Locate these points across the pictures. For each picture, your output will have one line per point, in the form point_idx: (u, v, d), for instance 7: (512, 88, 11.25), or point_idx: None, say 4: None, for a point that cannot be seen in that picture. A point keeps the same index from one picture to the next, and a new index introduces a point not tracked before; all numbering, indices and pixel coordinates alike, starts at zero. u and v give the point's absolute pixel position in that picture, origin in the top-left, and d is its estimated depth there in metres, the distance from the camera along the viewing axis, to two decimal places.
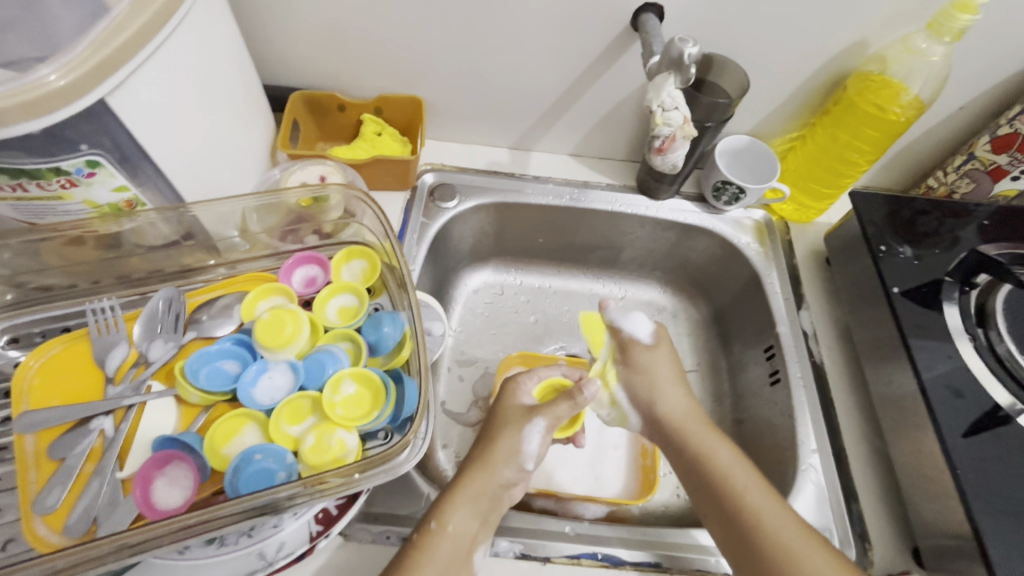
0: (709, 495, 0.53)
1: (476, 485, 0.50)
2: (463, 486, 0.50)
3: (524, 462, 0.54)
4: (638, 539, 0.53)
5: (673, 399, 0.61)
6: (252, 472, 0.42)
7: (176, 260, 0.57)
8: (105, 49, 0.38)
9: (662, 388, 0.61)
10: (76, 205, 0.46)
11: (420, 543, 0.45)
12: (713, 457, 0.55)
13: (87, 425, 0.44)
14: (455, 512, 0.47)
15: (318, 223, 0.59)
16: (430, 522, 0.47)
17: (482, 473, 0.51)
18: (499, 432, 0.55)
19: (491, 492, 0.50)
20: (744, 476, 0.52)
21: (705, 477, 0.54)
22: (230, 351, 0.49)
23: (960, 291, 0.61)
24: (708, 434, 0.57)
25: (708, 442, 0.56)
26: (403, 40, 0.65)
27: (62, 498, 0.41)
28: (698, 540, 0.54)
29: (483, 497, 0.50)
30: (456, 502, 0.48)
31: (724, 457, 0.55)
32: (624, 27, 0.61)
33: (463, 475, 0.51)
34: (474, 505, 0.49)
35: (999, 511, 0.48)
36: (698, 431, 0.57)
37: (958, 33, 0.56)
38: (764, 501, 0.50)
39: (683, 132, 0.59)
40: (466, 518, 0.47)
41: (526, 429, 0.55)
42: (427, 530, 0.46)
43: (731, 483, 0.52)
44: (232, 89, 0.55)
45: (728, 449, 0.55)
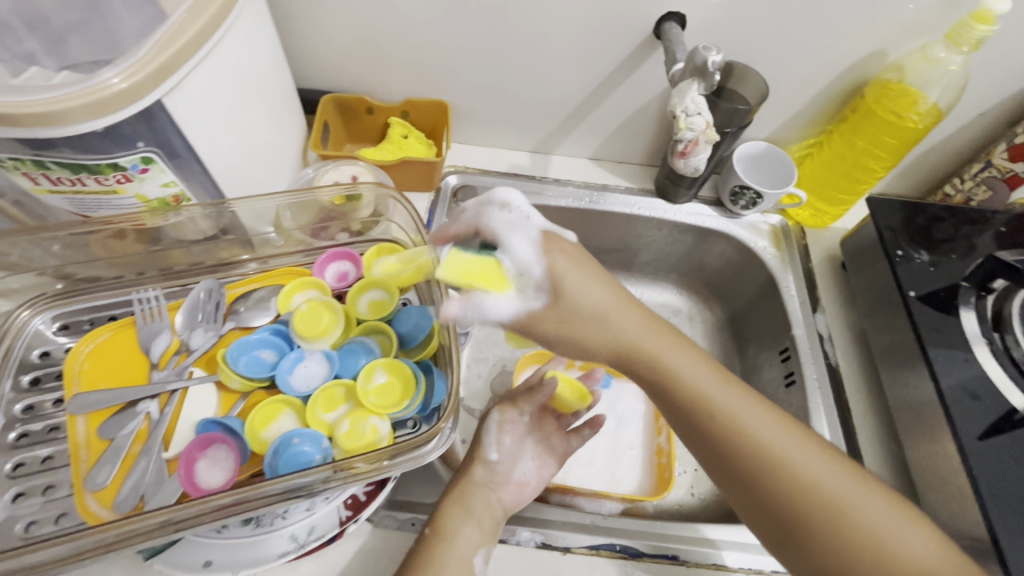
0: (688, 425, 0.48)
1: (460, 491, 0.51)
2: (450, 494, 0.51)
3: (488, 454, 0.55)
4: (641, 530, 0.54)
5: (626, 323, 0.48)
6: (291, 454, 0.44)
7: (213, 254, 0.59)
8: (164, 54, 0.41)
9: (586, 283, 0.48)
10: (128, 199, 0.49)
11: (419, 551, 0.47)
12: (682, 381, 0.48)
13: (134, 408, 0.46)
14: (447, 517, 0.49)
15: (348, 221, 0.62)
16: (426, 530, 0.49)
17: (462, 480, 0.53)
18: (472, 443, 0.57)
19: (477, 492, 0.51)
20: (727, 397, 0.47)
21: (683, 404, 0.48)
22: (267, 340, 0.51)
23: (977, 296, 0.61)
24: (681, 362, 0.48)
25: (700, 387, 0.47)
26: (432, 46, 0.67)
27: (111, 475, 0.43)
28: (702, 533, 0.55)
29: (470, 499, 0.51)
30: (446, 508, 0.50)
31: (697, 375, 0.48)
32: (647, 35, 0.63)
33: (451, 485, 0.53)
34: (462, 507, 0.50)
35: (1014, 513, 0.48)
36: (651, 344, 0.48)
37: (976, 43, 0.57)
38: (752, 414, 0.47)
39: (706, 137, 0.60)
40: (458, 521, 0.49)
41: (485, 429, 0.58)
42: (423, 538, 0.48)
43: (704, 408, 0.47)
44: (269, 91, 0.57)
45: (686, 359, 0.48)
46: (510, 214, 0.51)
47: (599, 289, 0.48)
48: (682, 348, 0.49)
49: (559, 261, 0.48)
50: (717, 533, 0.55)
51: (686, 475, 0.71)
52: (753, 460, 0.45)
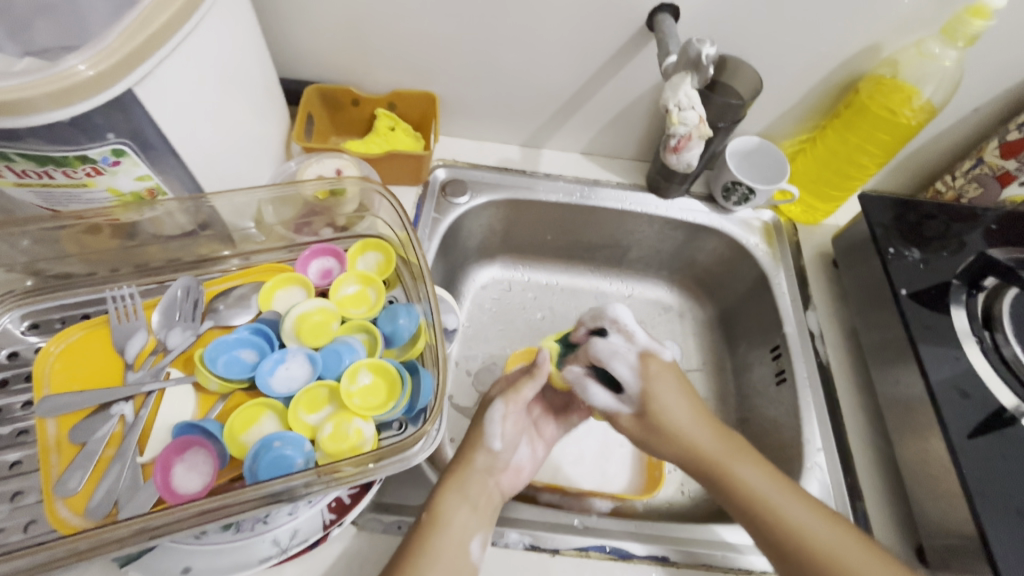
0: (761, 532, 0.49)
1: (458, 475, 0.51)
2: (449, 477, 0.51)
3: (492, 443, 0.54)
4: (661, 534, 0.54)
5: (705, 436, 0.52)
6: (272, 459, 0.43)
7: (192, 250, 0.57)
8: (134, 40, 0.39)
9: (674, 403, 0.54)
10: (99, 193, 0.47)
11: (416, 535, 0.47)
12: (744, 485, 0.50)
13: (108, 410, 0.44)
14: (444, 501, 0.49)
15: (332, 216, 0.60)
16: (422, 514, 0.48)
17: (461, 464, 0.52)
18: (474, 427, 0.56)
19: (473, 479, 0.51)
20: (779, 494, 0.49)
21: (745, 507, 0.50)
22: (246, 340, 0.49)
23: (967, 293, 0.61)
24: (726, 450, 0.52)
25: (732, 462, 0.51)
26: (419, 36, 0.65)
27: (83, 481, 0.41)
28: (719, 536, 0.55)
29: (468, 483, 0.50)
30: (443, 490, 0.50)
31: (758, 480, 0.50)
32: (640, 27, 0.62)
33: (452, 467, 0.53)
34: (460, 492, 0.49)
35: (1003, 511, 0.48)
36: (718, 453, 0.52)
37: (972, 38, 0.57)
38: (801, 515, 0.48)
39: (699, 132, 0.59)
40: (453, 504, 0.48)
41: (490, 415, 0.55)
42: (421, 521, 0.48)
43: (768, 508, 0.49)
44: (250, 80, 0.55)
45: (753, 469, 0.51)
46: (622, 346, 0.56)
47: (683, 405, 0.54)
48: (755, 463, 0.51)
49: (656, 375, 0.54)
50: (734, 536, 0.55)
51: (677, 472, 0.70)
52: (802, 552, 0.47)
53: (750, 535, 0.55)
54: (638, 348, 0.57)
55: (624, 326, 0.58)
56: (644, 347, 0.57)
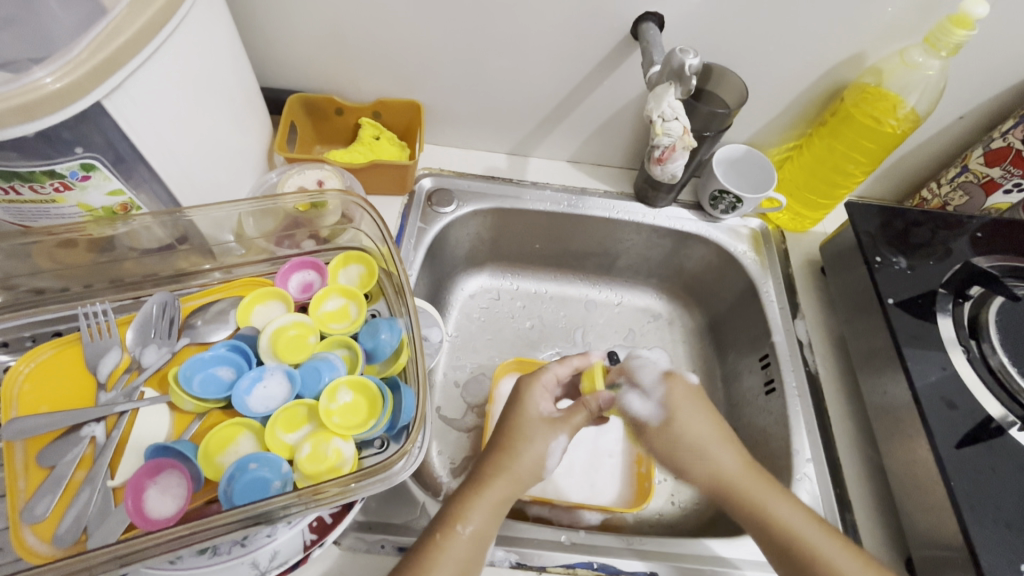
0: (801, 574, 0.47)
1: (497, 487, 0.49)
2: (485, 486, 0.48)
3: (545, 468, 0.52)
4: (666, 552, 0.53)
5: (727, 458, 0.53)
6: (247, 482, 0.42)
7: (170, 264, 0.56)
8: (102, 52, 0.38)
9: (699, 425, 0.55)
10: (70, 208, 0.45)
11: (447, 546, 0.44)
12: (782, 520, 0.49)
13: (78, 432, 0.43)
14: (478, 513, 0.47)
15: (315, 228, 0.59)
16: (457, 525, 0.46)
17: (504, 475, 0.50)
18: (525, 439, 0.52)
19: (512, 495, 0.49)
20: (818, 535, 0.48)
21: (784, 543, 0.48)
22: (224, 357, 0.48)
23: (953, 302, 0.61)
24: (750, 479, 0.52)
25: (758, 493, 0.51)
26: (403, 44, 0.64)
27: (51, 507, 0.40)
28: (715, 551, 0.54)
29: (504, 496, 0.49)
30: (478, 501, 0.47)
31: (795, 517, 0.49)
32: (624, 36, 0.62)
33: (485, 472, 0.50)
34: (497, 509, 0.48)
35: (990, 522, 0.48)
36: (750, 486, 0.51)
37: (955, 48, 0.57)
38: (837, 554, 0.47)
39: (683, 142, 0.58)
40: (487, 519, 0.47)
41: (551, 445, 0.53)
42: (451, 531, 0.45)
43: (808, 547, 0.48)
44: (229, 90, 0.54)
45: (791, 506, 0.50)
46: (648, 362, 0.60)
47: (706, 423, 0.55)
48: (786, 498, 0.51)
49: (680, 396, 0.57)
50: (725, 550, 0.54)
51: (666, 483, 0.70)
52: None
53: (749, 549, 0.54)
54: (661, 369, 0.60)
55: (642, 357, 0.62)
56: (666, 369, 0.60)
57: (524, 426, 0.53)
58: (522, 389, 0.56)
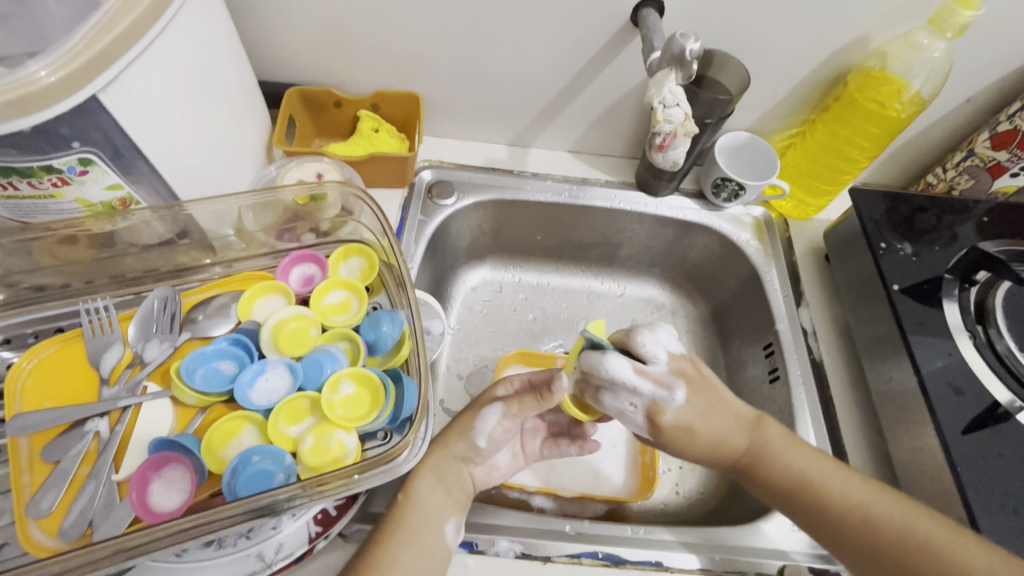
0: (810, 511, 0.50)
1: (434, 459, 0.51)
2: (424, 461, 0.51)
3: (476, 439, 0.53)
4: (680, 540, 0.53)
5: (733, 437, 0.53)
6: (250, 474, 0.42)
7: (170, 259, 0.56)
8: (96, 44, 0.37)
9: (720, 431, 0.53)
10: (69, 203, 0.45)
11: (392, 516, 0.47)
12: (786, 464, 0.51)
13: (82, 427, 0.43)
14: (418, 484, 0.49)
15: (315, 221, 0.59)
16: (398, 495, 0.49)
17: (439, 448, 0.53)
18: (463, 416, 0.55)
19: (452, 464, 0.51)
20: (822, 471, 0.51)
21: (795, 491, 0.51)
22: (226, 351, 0.48)
23: (959, 288, 0.61)
24: (763, 435, 0.53)
25: (773, 447, 0.52)
26: (401, 35, 0.64)
27: (56, 501, 0.40)
28: (723, 540, 0.53)
29: (443, 465, 0.51)
30: (419, 474, 0.50)
31: (802, 461, 0.51)
32: (624, 23, 0.61)
33: (427, 452, 0.53)
34: (437, 477, 0.50)
35: (997, 508, 0.48)
36: (762, 443, 0.53)
37: (961, 29, 0.55)
38: (843, 487, 0.50)
39: (685, 129, 0.58)
40: (429, 486, 0.49)
41: (483, 412, 0.54)
42: (396, 504, 0.48)
43: (813, 487, 0.50)
44: (226, 83, 0.54)
45: (800, 452, 0.52)
46: (628, 402, 0.52)
47: (715, 418, 0.53)
48: (798, 446, 0.52)
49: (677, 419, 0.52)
50: (728, 539, 0.53)
51: (671, 472, 0.69)
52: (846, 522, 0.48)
53: (758, 538, 0.54)
54: (642, 402, 0.52)
55: (622, 382, 0.51)
56: (649, 398, 0.52)
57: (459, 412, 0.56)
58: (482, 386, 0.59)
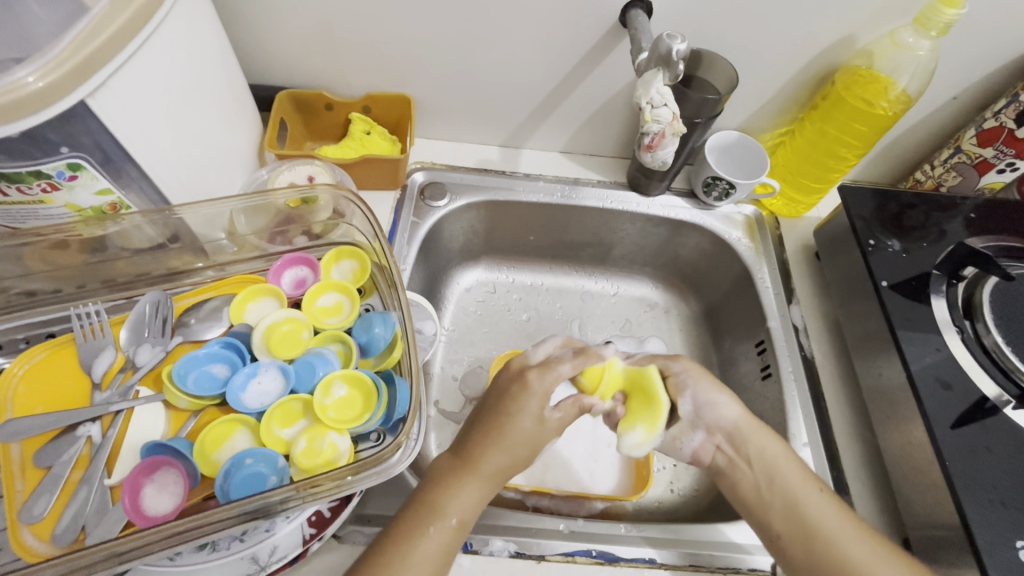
0: (785, 523, 0.50)
1: (489, 483, 0.47)
2: (474, 470, 0.47)
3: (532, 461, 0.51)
4: (672, 537, 0.54)
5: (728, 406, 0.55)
6: (244, 477, 0.42)
7: (162, 264, 0.56)
8: (84, 50, 0.37)
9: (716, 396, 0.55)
10: (58, 208, 0.45)
11: (441, 541, 0.44)
12: (781, 472, 0.52)
13: (74, 432, 0.43)
14: (462, 502, 0.45)
15: (307, 224, 0.59)
16: (453, 520, 0.45)
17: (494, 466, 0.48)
18: (521, 429, 0.49)
19: (498, 480, 0.48)
20: (810, 490, 0.51)
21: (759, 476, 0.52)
22: (218, 354, 0.48)
23: (948, 283, 0.61)
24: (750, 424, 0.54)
25: (751, 435, 0.54)
26: (391, 38, 0.64)
27: (48, 506, 0.40)
28: (720, 535, 0.54)
29: (490, 480, 0.47)
30: (463, 489, 0.46)
31: (791, 474, 0.52)
32: (613, 24, 0.61)
33: (481, 462, 0.47)
34: (485, 499, 0.47)
35: (986, 501, 0.48)
36: (750, 432, 0.54)
37: (944, 28, 0.56)
38: (826, 510, 0.49)
39: (672, 129, 0.58)
40: (471, 505, 0.46)
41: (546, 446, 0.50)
42: (447, 529, 0.44)
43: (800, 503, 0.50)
44: (216, 86, 0.54)
45: (777, 445, 0.53)
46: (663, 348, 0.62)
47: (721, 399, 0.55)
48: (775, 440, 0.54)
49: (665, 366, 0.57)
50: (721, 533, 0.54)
51: (665, 471, 0.70)
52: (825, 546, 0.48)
53: (756, 533, 0.54)
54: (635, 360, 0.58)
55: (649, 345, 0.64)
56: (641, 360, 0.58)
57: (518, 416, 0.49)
58: (518, 384, 0.50)
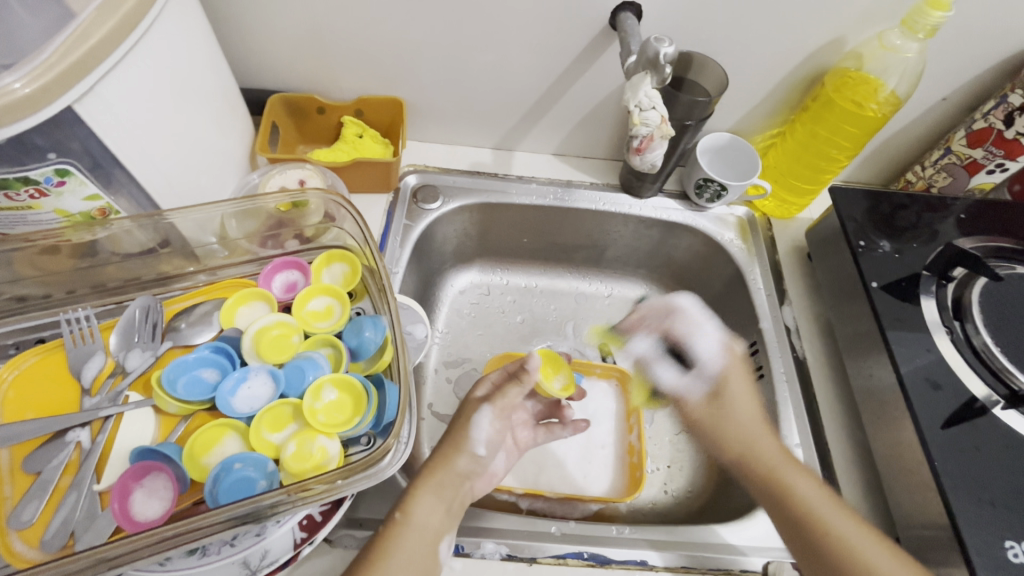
0: (802, 539, 0.49)
1: (433, 477, 0.49)
2: (427, 476, 0.49)
3: (476, 449, 0.53)
4: (664, 540, 0.54)
5: (744, 411, 0.58)
6: (233, 481, 0.42)
7: (152, 268, 0.56)
8: (71, 56, 0.37)
9: (756, 437, 0.56)
10: (48, 214, 0.45)
11: (387, 534, 0.45)
12: (794, 492, 0.51)
13: (63, 438, 0.44)
14: (419, 503, 0.47)
15: (298, 227, 0.59)
16: (395, 513, 0.46)
17: (441, 464, 0.51)
18: (457, 426, 0.54)
19: (453, 483, 0.49)
20: (832, 510, 0.49)
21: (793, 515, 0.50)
22: (207, 359, 0.49)
23: (937, 284, 0.61)
24: (785, 464, 0.53)
25: (787, 475, 0.52)
26: (382, 41, 0.64)
27: (38, 512, 0.40)
28: (704, 537, 0.54)
29: (446, 486, 0.49)
30: (419, 492, 0.47)
31: (808, 491, 0.51)
32: (603, 27, 0.61)
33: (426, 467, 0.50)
34: (437, 495, 0.48)
35: (974, 500, 0.48)
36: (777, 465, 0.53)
37: (932, 30, 0.56)
38: (848, 527, 0.48)
39: (661, 131, 0.58)
40: (429, 507, 0.47)
41: (475, 418, 0.54)
42: (392, 521, 0.46)
43: (819, 520, 0.49)
44: (206, 91, 0.54)
45: (809, 482, 0.51)
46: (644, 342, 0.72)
47: (749, 411, 0.58)
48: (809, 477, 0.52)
49: (724, 393, 0.60)
50: (704, 535, 0.54)
51: (659, 472, 0.70)
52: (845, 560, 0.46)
53: (746, 535, 0.55)
54: (682, 381, 0.65)
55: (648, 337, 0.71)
56: (687, 381, 0.64)
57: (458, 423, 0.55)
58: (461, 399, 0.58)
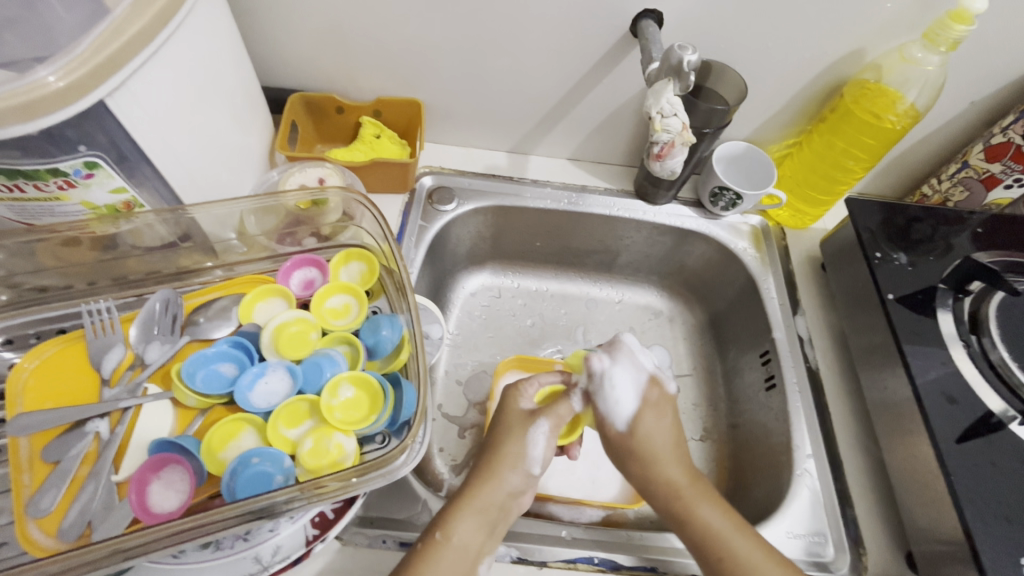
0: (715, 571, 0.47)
1: (479, 498, 0.48)
2: (469, 496, 0.48)
3: (531, 467, 0.51)
4: (634, 543, 0.53)
5: (664, 437, 0.54)
6: (250, 475, 0.42)
7: (172, 262, 0.57)
8: (105, 50, 0.38)
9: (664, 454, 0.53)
10: (73, 206, 0.46)
11: (425, 552, 0.45)
12: (699, 518, 0.50)
13: (83, 427, 0.44)
14: (462, 523, 0.46)
15: (316, 226, 0.59)
16: (435, 531, 0.46)
17: (488, 481, 0.49)
18: (505, 437, 0.52)
19: (501, 502, 0.49)
20: (735, 536, 0.49)
21: (697, 540, 0.49)
22: (227, 353, 0.49)
23: (954, 298, 0.61)
24: (691, 487, 0.52)
25: (692, 499, 0.51)
26: (403, 43, 0.65)
27: (56, 500, 0.41)
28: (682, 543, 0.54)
29: (490, 507, 0.48)
30: (461, 512, 0.47)
31: (715, 520, 0.49)
32: (624, 34, 0.62)
33: (468, 484, 0.49)
34: (480, 516, 0.47)
35: (990, 517, 0.48)
36: (690, 491, 0.51)
37: (954, 43, 0.56)
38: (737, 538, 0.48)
39: (682, 138, 0.59)
40: (472, 529, 0.46)
41: (531, 433, 0.52)
42: (432, 540, 0.45)
43: (717, 547, 0.48)
44: (230, 88, 0.54)
45: (716, 510, 0.50)
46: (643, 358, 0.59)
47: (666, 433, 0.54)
48: (715, 503, 0.51)
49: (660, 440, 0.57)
50: None
51: None
52: None
53: None
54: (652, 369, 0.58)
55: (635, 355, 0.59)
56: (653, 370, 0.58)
57: (506, 440, 0.52)
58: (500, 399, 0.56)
